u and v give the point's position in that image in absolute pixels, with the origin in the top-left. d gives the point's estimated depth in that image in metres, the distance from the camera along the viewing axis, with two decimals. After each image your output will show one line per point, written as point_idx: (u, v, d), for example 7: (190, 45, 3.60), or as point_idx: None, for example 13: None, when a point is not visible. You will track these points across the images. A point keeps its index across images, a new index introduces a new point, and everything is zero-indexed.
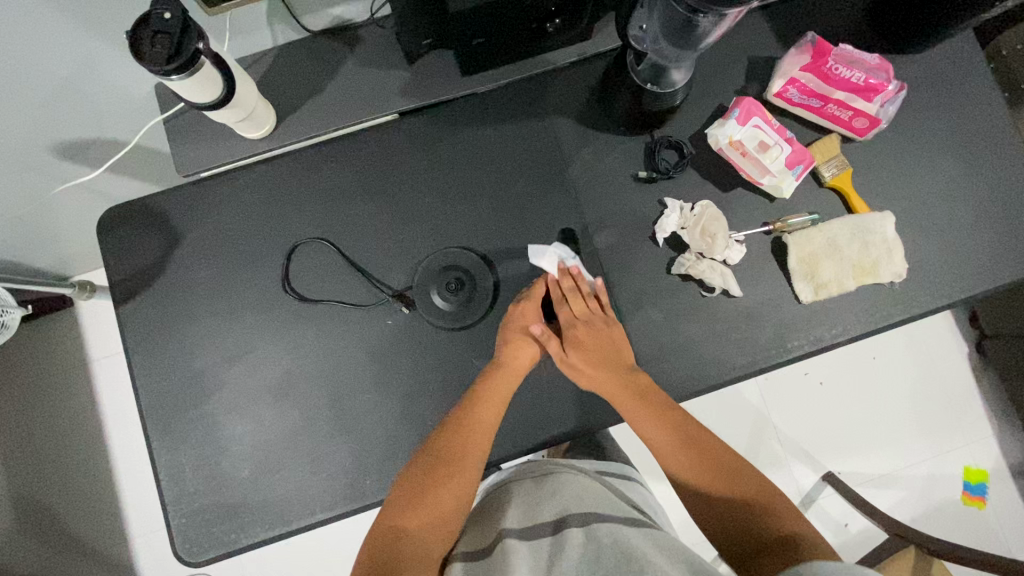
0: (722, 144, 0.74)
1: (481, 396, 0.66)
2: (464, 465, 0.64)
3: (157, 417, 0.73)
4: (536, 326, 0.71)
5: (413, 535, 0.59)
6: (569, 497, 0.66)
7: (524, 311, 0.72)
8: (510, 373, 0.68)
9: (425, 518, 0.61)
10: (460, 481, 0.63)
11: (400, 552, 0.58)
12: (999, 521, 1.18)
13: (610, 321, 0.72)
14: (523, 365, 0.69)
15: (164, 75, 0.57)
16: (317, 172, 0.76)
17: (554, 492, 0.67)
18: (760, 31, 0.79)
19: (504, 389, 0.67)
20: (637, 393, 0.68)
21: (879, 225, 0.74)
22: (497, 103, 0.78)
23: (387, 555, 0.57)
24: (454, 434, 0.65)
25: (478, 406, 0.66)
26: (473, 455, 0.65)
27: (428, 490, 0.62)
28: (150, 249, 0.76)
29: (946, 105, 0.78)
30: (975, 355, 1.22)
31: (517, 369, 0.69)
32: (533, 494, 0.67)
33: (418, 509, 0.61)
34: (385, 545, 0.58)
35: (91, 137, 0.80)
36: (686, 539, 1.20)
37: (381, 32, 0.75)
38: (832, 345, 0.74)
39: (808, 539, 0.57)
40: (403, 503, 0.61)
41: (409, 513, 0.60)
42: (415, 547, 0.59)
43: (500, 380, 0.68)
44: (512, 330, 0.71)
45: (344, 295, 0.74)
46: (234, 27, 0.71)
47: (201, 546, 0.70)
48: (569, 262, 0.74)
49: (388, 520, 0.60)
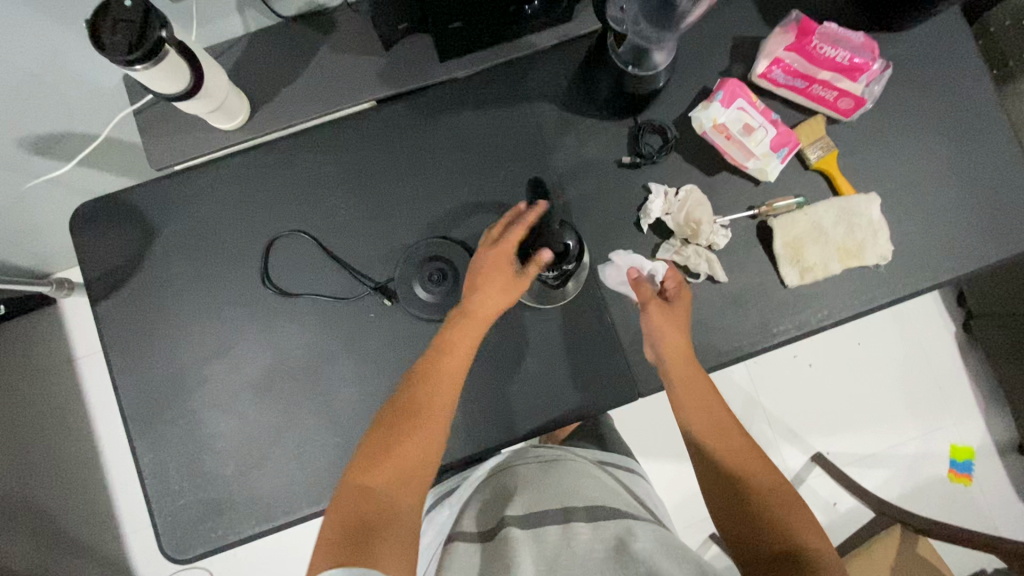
0: (706, 127, 0.72)
1: (447, 341, 0.64)
2: (429, 419, 0.59)
3: (139, 415, 0.72)
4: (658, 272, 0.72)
5: (382, 494, 0.55)
6: (577, 488, 0.65)
7: (496, 256, 0.66)
8: (479, 318, 0.65)
9: (391, 475, 0.56)
10: (430, 433, 0.59)
11: (370, 516, 0.53)
12: (985, 497, 1.19)
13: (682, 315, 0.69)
14: (492, 310, 0.65)
15: (126, 65, 0.55)
16: (294, 163, 0.75)
17: (561, 483, 0.66)
18: (744, 10, 0.77)
19: (466, 332, 0.64)
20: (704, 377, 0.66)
21: (865, 206, 0.73)
22: (478, 88, 0.76)
23: (360, 522, 0.52)
24: (423, 386, 0.61)
25: (446, 353, 0.63)
26: (443, 406, 0.61)
27: (396, 444, 0.58)
28: (125, 245, 0.74)
29: (934, 84, 0.77)
30: (961, 333, 1.23)
31: (486, 313, 0.65)
32: (539, 487, 0.65)
33: (385, 466, 0.57)
34: (356, 507, 0.53)
35: (61, 132, 0.78)
36: (678, 522, 1.21)
37: (356, 17, 0.73)
38: (818, 329, 0.73)
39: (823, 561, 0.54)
40: (372, 459, 0.57)
41: (375, 471, 0.56)
42: (385, 504, 0.54)
43: (463, 327, 0.64)
44: (486, 274, 0.66)
45: (324, 288, 0.73)
46: (202, 15, 0.68)
47: (188, 543, 0.69)
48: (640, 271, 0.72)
49: (357, 478, 0.56)
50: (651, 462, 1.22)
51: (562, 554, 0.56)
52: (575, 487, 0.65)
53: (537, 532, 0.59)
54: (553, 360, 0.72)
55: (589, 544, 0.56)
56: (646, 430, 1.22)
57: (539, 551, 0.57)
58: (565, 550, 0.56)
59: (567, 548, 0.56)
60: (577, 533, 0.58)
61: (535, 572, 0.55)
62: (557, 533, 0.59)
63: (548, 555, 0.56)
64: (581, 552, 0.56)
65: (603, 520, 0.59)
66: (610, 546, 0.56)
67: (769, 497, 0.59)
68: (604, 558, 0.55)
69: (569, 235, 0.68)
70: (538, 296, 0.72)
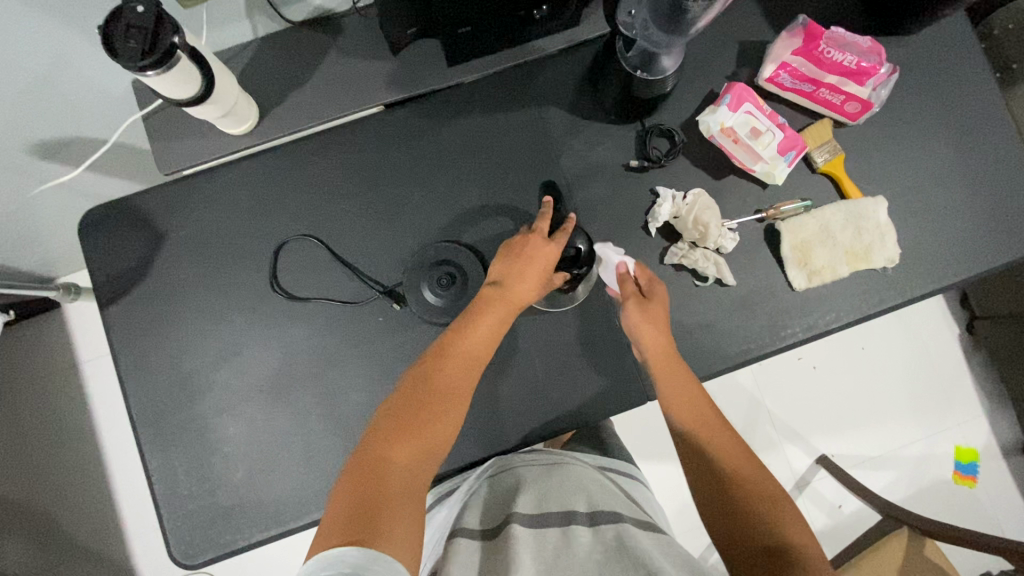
0: (714, 131, 0.72)
1: (472, 321, 0.62)
2: (452, 398, 0.58)
3: (148, 420, 0.72)
4: (631, 265, 0.71)
5: (398, 469, 0.53)
6: (577, 489, 0.65)
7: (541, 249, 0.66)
8: (509, 301, 0.64)
9: (410, 449, 0.55)
10: (452, 412, 0.58)
11: (386, 492, 0.51)
12: (989, 499, 1.19)
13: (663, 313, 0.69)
14: (522, 299, 0.64)
15: (139, 71, 0.55)
16: (303, 167, 0.75)
17: (563, 484, 0.65)
18: (751, 15, 0.77)
19: (493, 315, 0.63)
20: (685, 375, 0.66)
21: (872, 210, 0.73)
22: (486, 92, 0.76)
23: (372, 499, 0.50)
24: (445, 362, 0.60)
25: (466, 333, 0.61)
26: (462, 387, 0.59)
27: (419, 416, 0.56)
28: (134, 250, 0.74)
29: (940, 88, 0.78)
30: (964, 335, 1.24)
31: (515, 301, 0.64)
32: (540, 486, 0.65)
33: (404, 441, 0.55)
34: (371, 478, 0.52)
35: (69, 137, 0.78)
36: (679, 526, 1.21)
37: (364, 22, 0.73)
38: (826, 332, 0.74)
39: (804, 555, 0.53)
40: (392, 430, 0.55)
41: (394, 446, 0.54)
42: (401, 481, 0.52)
43: (492, 310, 0.63)
44: (527, 260, 0.65)
45: (333, 293, 0.73)
46: (211, 20, 0.68)
47: (197, 548, 0.69)
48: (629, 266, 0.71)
49: (375, 449, 0.54)
50: (654, 465, 1.22)
51: (561, 555, 0.56)
52: (575, 490, 0.65)
53: (541, 533, 0.58)
54: (562, 364, 0.72)
55: (590, 548, 0.56)
56: (649, 432, 1.23)
57: (539, 551, 0.56)
58: (564, 552, 0.56)
59: (566, 550, 0.56)
60: (578, 537, 0.58)
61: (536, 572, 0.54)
62: (557, 535, 0.58)
63: (548, 555, 0.56)
64: (580, 552, 0.56)
65: (604, 524, 0.59)
66: (609, 547, 0.56)
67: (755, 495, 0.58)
68: (603, 561, 0.54)
69: (581, 239, 0.70)
70: (547, 301, 0.72)
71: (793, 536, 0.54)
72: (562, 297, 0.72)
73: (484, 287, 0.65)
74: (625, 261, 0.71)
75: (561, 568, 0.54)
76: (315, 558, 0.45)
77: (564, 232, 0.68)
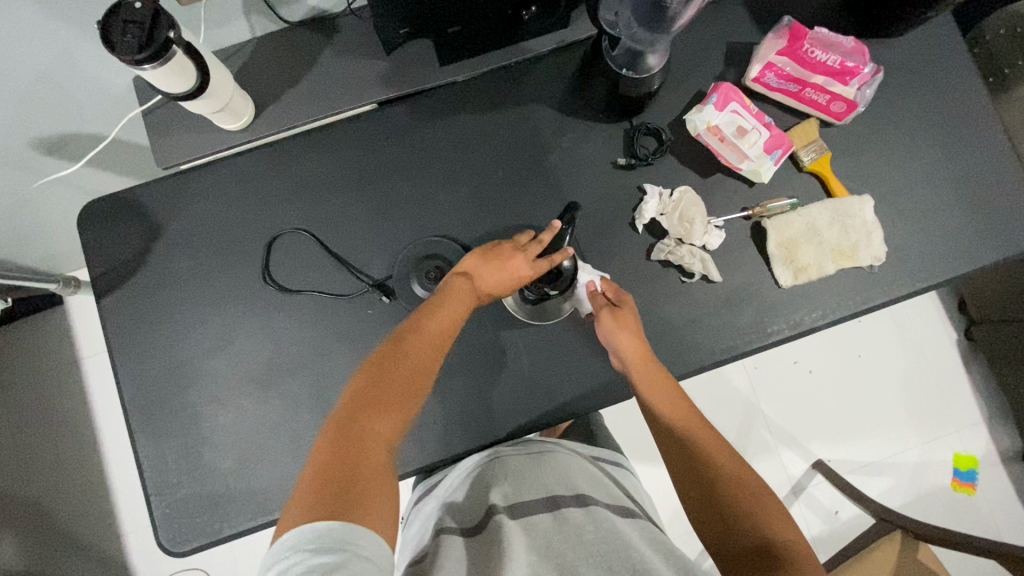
0: (700, 130, 0.73)
1: (442, 304, 0.64)
2: (423, 375, 0.61)
3: (140, 408, 0.73)
4: (598, 279, 0.72)
5: (369, 443, 0.54)
6: (564, 475, 0.65)
7: (517, 253, 0.68)
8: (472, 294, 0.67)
9: (380, 416, 0.56)
10: (413, 389, 0.59)
11: (364, 462, 0.52)
12: (989, 508, 1.18)
13: (633, 315, 0.69)
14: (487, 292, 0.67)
15: (136, 64, 0.57)
16: (296, 162, 0.76)
17: (553, 470, 0.66)
18: (738, 18, 0.79)
19: (460, 301, 0.65)
20: (660, 378, 0.66)
21: (858, 209, 0.74)
22: (477, 91, 0.78)
23: (349, 466, 0.51)
24: (415, 340, 0.61)
25: (432, 319, 0.63)
26: (427, 362, 0.61)
27: (391, 388, 0.58)
28: (130, 242, 0.76)
29: (927, 89, 0.78)
30: (962, 341, 1.23)
31: (478, 292, 0.67)
32: (530, 472, 0.66)
33: (372, 415, 0.56)
34: (343, 445, 0.53)
35: (71, 132, 0.80)
36: (675, 530, 1.20)
37: (359, 23, 0.75)
38: (812, 330, 0.74)
39: (791, 547, 0.54)
40: (365, 406, 0.56)
41: (370, 418, 0.55)
42: (372, 455, 0.53)
43: (459, 296, 0.65)
44: (498, 260, 0.68)
45: (324, 286, 0.74)
46: (210, 19, 0.70)
47: (185, 536, 0.70)
48: (598, 282, 0.71)
49: (347, 417, 0.55)
50: (648, 468, 1.21)
51: (555, 537, 0.56)
52: (564, 476, 0.65)
53: (534, 517, 0.59)
54: (550, 359, 0.73)
55: (581, 527, 0.57)
56: (644, 435, 1.22)
57: (529, 532, 0.57)
58: (557, 533, 0.56)
59: (559, 532, 0.57)
60: (569, 516, 0.58)
61: (529, 556, 0.54)
62: (548, 520, 0.58)
63: (539, 538, 0.56)
64: (573, 534, 0.56)
65: (592, 506, 0.60)
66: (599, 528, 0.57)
67: (740, 492, 0.58)
68: (595, 539, 0.55)
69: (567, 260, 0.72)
70: (535, 315, 0.73)
71: (778, 534, 0.55)
72: (543, 314, 0.73)
73: (452, 276, 0.67)
74: (592, 278, 0.72)
75: (554, 552, 0.54)
76: (300, 531, 0.45)
77: (551, 257, 0.69)
